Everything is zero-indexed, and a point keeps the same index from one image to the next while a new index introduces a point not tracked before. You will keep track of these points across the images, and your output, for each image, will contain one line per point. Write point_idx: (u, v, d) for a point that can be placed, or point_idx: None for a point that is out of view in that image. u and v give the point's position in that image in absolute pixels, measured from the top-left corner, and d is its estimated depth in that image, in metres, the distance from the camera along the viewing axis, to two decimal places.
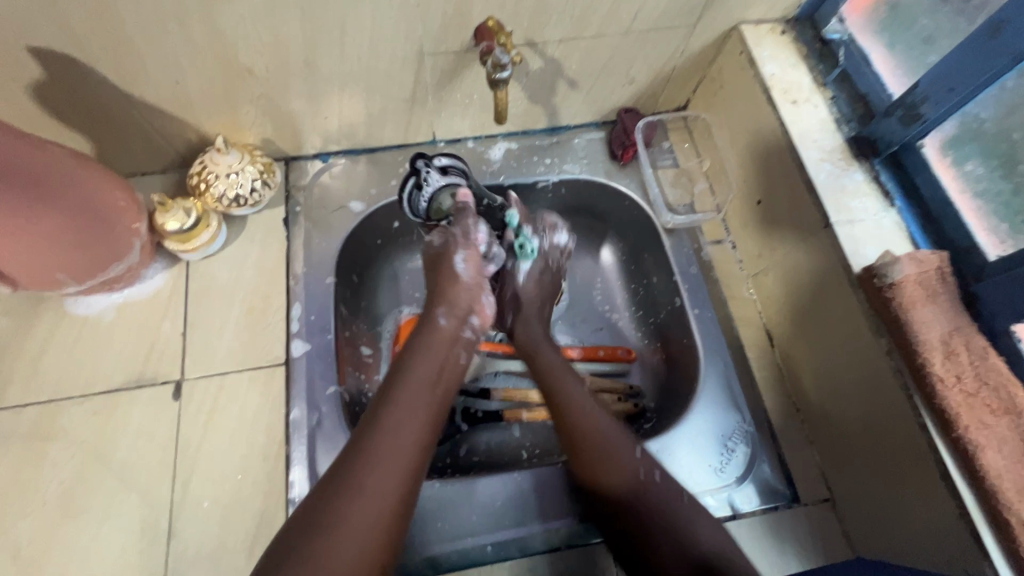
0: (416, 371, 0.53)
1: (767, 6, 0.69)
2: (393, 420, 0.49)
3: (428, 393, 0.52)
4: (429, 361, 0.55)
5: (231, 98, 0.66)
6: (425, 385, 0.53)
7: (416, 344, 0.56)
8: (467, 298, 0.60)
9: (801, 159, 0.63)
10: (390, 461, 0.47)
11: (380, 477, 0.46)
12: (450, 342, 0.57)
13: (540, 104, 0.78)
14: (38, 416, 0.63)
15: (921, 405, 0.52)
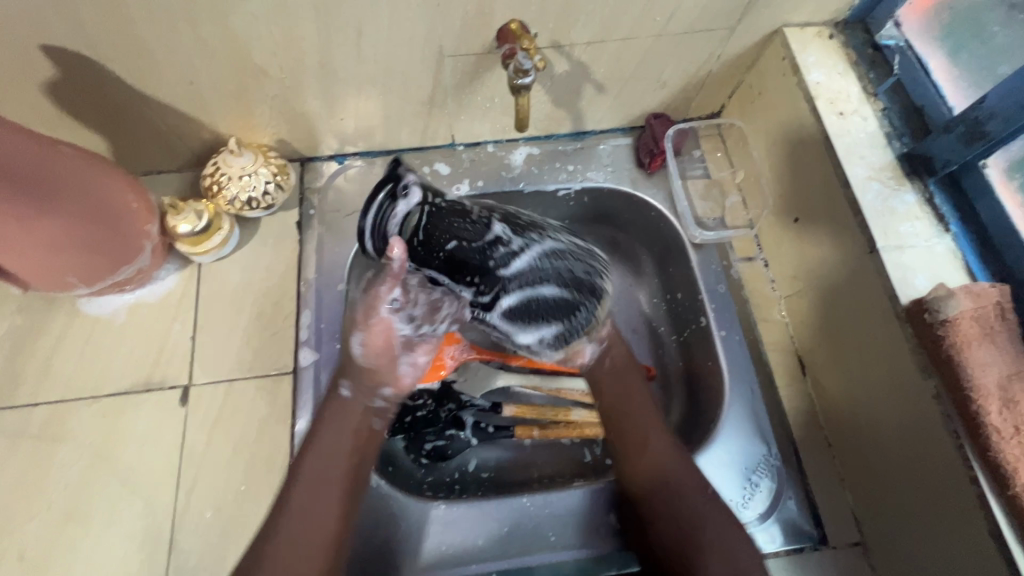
0: (325, 432, 0.57)
1: (815, 7, 0.63)
2: (298, 478, 0.55)
3: (347, 438, 0.57)
4: (338, 427, 0.58)
5: (245, 98, 0.64)
6: (337, 445, 0.57)
7: (325, 420, 0.58)
8: (386, 365, 0.61)
9: (847, 177, 0.58)
10: (311, 514, 0.54)
11: (304, 526, 0.53)
12: (354, 412, 0.59)
13: (564, 109, 0.74)
14: (47, 416, 0.63)
15: (971, 456, 0.48)
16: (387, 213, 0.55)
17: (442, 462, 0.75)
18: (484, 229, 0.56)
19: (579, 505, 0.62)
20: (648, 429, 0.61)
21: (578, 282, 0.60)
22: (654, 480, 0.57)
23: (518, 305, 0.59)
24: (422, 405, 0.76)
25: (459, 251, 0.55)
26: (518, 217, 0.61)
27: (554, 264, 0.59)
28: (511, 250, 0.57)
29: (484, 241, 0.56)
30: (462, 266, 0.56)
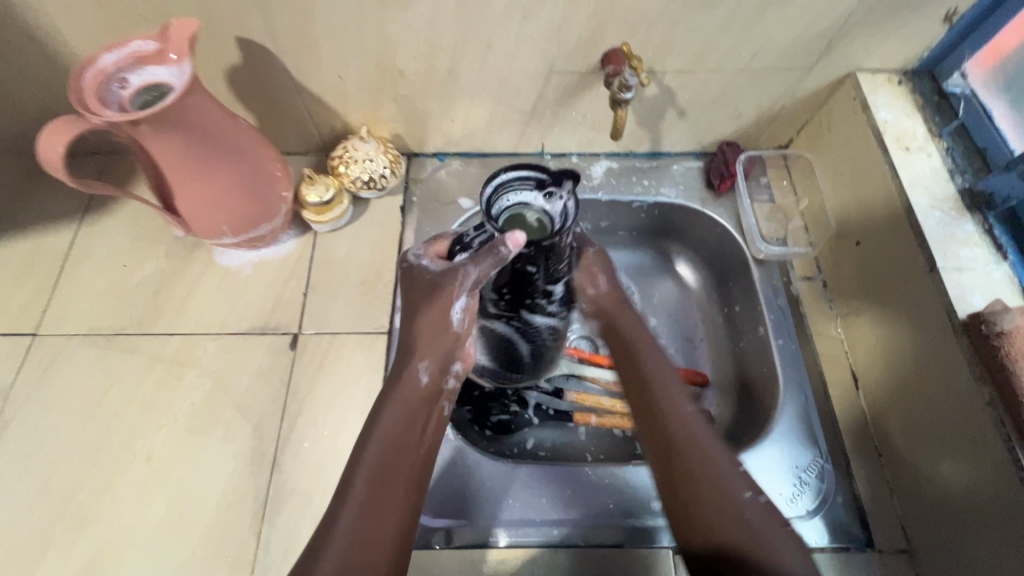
0: (388, 414, 0.54)
1: (887, 55, 0.71)
2: (363, 459, 0.52)
3: (416, 412, 0.55)
4: (398, 410, 0.55)
5: (379, 95, 0.76)
6: (394, 429, 0.54)
7: (389, 400, 0.55)
8: (451, 345, 0.56)
9: (910, 204, 0.64)
10: (376, 492, 0.50)
11: (374, 499, 0.50)
12: (428, 400, 0.56)
13: (646, 129, 0.83)
14: (180, 344, 0.73)
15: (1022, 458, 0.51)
16: (514, 191, 0.52)
17: (504, 437, 0.82)
18: (561, 266, 0.55)
19: (637, 480, 0.67)
20: (678, 416, 0.57)
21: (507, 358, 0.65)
22: (694, 468, 0.53)
23: (489, 338, 0.62)
24: (490, 381, 0.83)
25: (553, 244, 0.50)
26: (572, 277, 0.61)
27: (555, 328, 0.63)
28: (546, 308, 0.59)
29: (554, 279, 0.55)
30: (533, 277, 0.53)
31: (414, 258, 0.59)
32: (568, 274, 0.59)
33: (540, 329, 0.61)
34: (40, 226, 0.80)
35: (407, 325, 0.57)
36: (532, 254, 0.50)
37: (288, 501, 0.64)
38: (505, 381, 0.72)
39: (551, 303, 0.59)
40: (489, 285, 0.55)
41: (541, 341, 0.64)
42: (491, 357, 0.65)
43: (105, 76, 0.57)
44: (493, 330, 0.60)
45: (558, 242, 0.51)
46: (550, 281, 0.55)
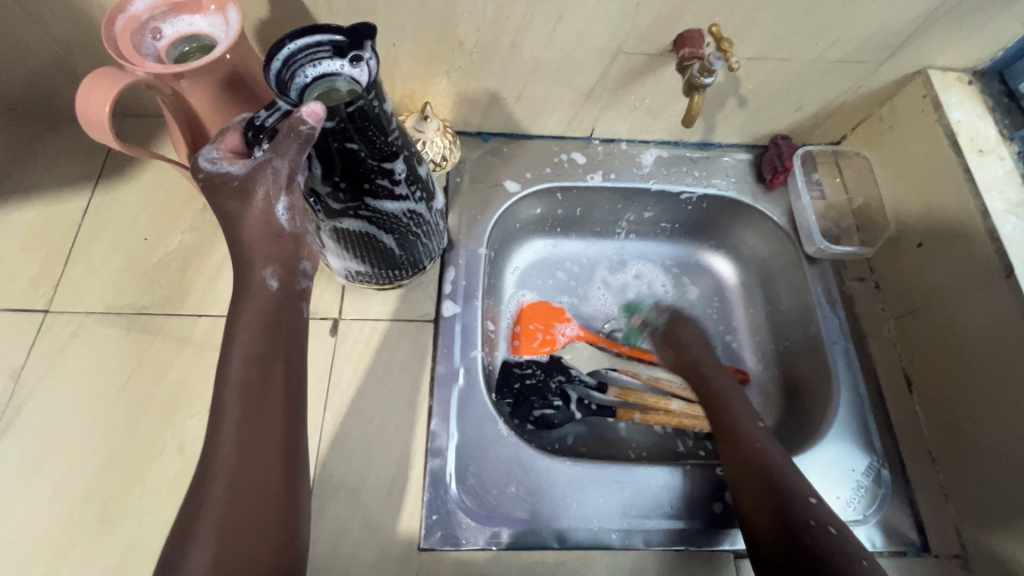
0: (248, 341, 0.48)
1: (961, 54, 0.69)
2: (231, 408, 0.47)
3: (269, 333, 0.49)
4: (249, 321, 0.48)
5: (432, 67, 0.70)
6: (259, 353, 0.48)
7: (234, 310, 0.49)
8: (294, 248, 0.50)
9: (985, 208, 0.63)
10: (252, 451, 0.46)
11: (246, 459, 0.46)
12: (271, 302, 0.49)
13: (702, 118, 0.80)
14: (211, 327, 0.68)
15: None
16: (313, 60, 0.47)
17: (544, 432, 0.79)
18: (389, 133, 0.50)
19: (695, 481, 0.65)
20: (755, 432, 0.66)
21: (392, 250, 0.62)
22: (758, 469, 0.61)
23: (358, 232, 0.57)
24: (531, 373, 0.81)
25: (372, 107, 0.46)
26: (411, 150, 0.55)
27: (412, 211, 0.59)
28: (393, 192, 0.55)
29: (388, 155, 0.51)
30: (359, 159, 0.49)
31: (209, 165, 0.47)
32: (399, 142, 0.52)
33: (396, 216, 0.58)
34: (50, 190, 0.73)
35: (234, 233, 0.48)
36: (341, 127, 0.46)
37: (331, 500, 0.60)
38: (387, 278, 0.68)
39: (397, 184, 0.54)
40: (318, 177, 0.50)
41: (400, 226, 0.59)
42: (363, 260, 0.63)
43: (138, 25, 0.50)
44: (345, 228, 0.57)
45: (377, 106, 0.47)
46: (381, 164, 0.51)
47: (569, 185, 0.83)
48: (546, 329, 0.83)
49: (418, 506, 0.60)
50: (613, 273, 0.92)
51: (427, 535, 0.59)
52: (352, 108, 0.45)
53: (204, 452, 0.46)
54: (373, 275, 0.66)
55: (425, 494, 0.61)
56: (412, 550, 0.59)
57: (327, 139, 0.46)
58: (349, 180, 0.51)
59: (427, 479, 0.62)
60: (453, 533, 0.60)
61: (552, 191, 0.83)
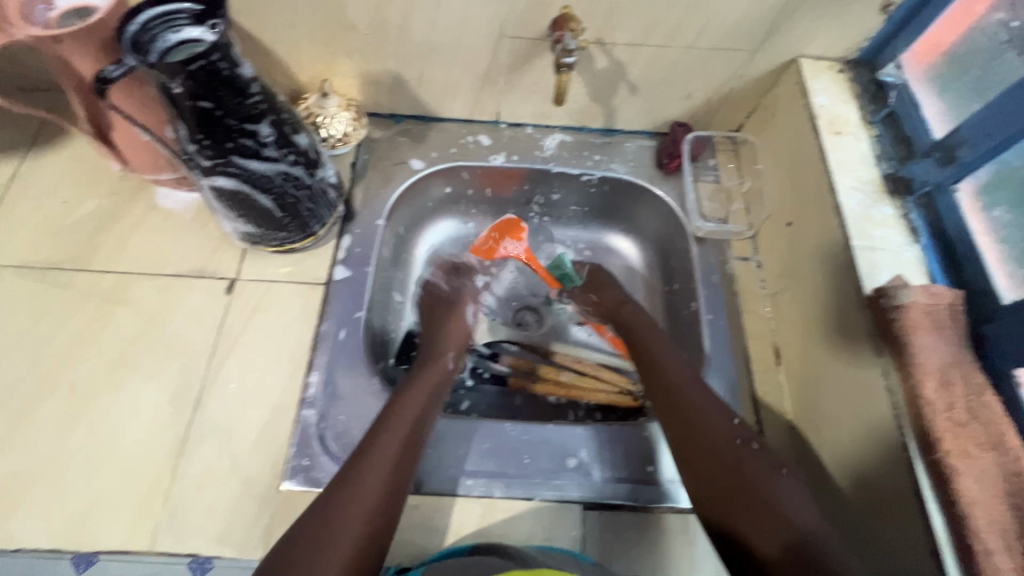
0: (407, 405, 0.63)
1: (828, 43, 0.73)
2: (371, 458, 0.56)
3: (416, 399, 0.64)
4: (422, 388, 0.66)
5: (333, 48, 0.76)
6: (414, 412, 0.62)
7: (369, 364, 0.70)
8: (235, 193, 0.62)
9: (834, 185, 0.66)
10: (378, 477, 0.55)
11: (364, 487, 0.54)
12: (441, 377, 0.70)
13: (599, 103, 0.85)
14: (116, 282, 0.73)
15: (904, 426, 0.53)
16: (171, 27, 0.51)
17: None
18: (246, 95, 0.54)
19: (555, 437, 0.68)
20: (705, 417, 0.61)
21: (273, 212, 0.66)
22: (730, 469, 0.56)
23: (234, 191, 0.62)
24: None
25: (219, 68, 0.51)
26: (282, 116, 0.60)
27: (287, 174, 0.63)
28: (259, 153, 0.59)
29: (247, 116, 0.56)
30: (215, 118, 0.54)
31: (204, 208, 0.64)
32: (262, 105, 0.56)
33: (270, 177, 0.62)
34: None
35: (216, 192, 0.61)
36: (189, 87, 0.50)
37: (205, 441, 0.65)
38: (278, 240, 0.72)
39: (263, 146, 0.59)
40: (183, 135, 0.55)
41: (276, 189, 0.63)
42: (247, 221, 0.67)
43: None
44: (220, 187, 0.61)
45: (223, 67, 0.51)
46: (241, 124, 0.56)
47: (473, 165, 0.87)
48: (498, 239, 0.87)
49: (286, 449, 0.65)
50: (525, 253, 0.96)
51: (289, 475, 0.63)
52: (194, 66, 0.49)
53: (355, 463, 0.56)
54: (264, 240, 0.70)
55: (294, 439, 0.65)
56: (274, 489, 0.63)
57: (179, 97, 0.51)
58: (211, 139, 0.55)
59: (298, 426, 0.66)
60: (313, 474, 0.64)
61: (457, 170, 0.88)
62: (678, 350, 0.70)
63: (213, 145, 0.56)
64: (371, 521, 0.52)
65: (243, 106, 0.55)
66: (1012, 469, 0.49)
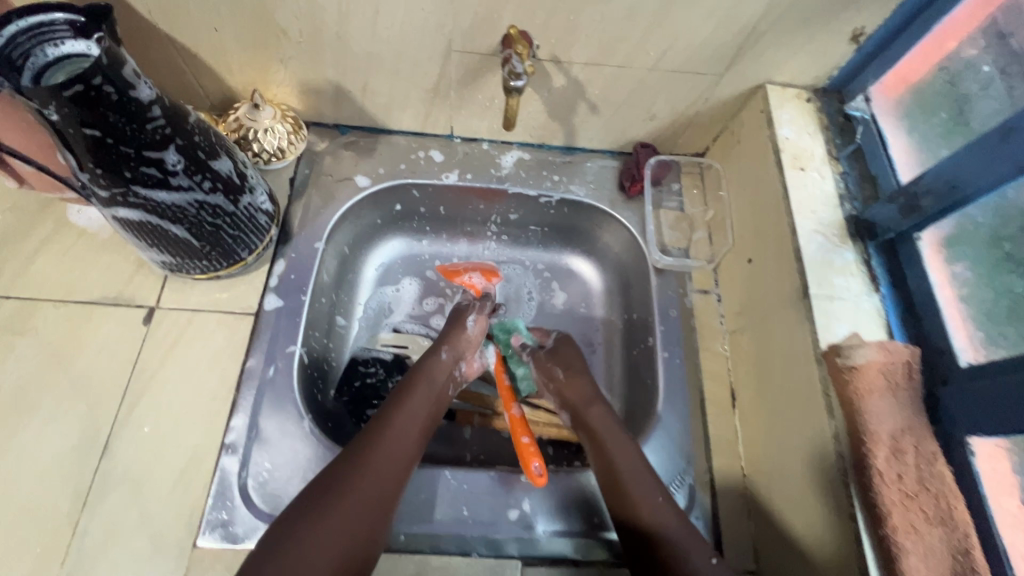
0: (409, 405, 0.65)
1: (796, 71, 0.69)
2: (379, 448, 0.59)
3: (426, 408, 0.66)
4: (426, 392, 0.67)
5: (264, 55, 0.69)
6: (418, 416, 0.64)
7: (420, 372, 0.69)
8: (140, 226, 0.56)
9: (795, 227, 0.63)
10: (384, 472, 0.57)
11: (376, 478, 0.57)
12: (445, 374, 0.71)
13: (558, 121, 0.80)
14: (16, 310, 0.66)
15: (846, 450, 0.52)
16: (53, 40, 0.45)
17: None
18: (143, 120, 0.48)
19: (498, 487, 0.65)
20: (618, 447, 0.63)
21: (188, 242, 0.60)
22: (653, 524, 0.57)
23: (141, 222, 0.55)
24: (374, 373, 0.81)
25: (104, 92, 0.44)
26: (193, 139, 0.53)
27: (202, 202, 0.57)
28: (165, 182, 0.53)
29: (147, 143, 0.49)
30: (108, 147, 0.47)
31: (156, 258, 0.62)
32: (165, 130, 0.50)
33: (180, 207, 0.56)
34: None
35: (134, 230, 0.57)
36: (69, 116, 0.44)
37: (112, 492, 0.59)
38: (198, 270, 0.65)
39: (171, 175, 0.53)
40: (72, 164, 0.49)
41: (188, 219, 0.57)
42: (159, 251, 0.60)
43: None
44: (122, 218, 0.54)
45: (111, 91, 0.44)
46: (140, 152, 0.49)
47: (424, 183, 0.82)
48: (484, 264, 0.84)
49: (203, 501, 0.60)
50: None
51: (205, 531, 0.58)
52: (72, 92, 0.42)
53: (359, 454, 0.58)
54: (182, 269, 0.64)
55: (211, 490, 0.60)
56: (187, 546, 0.58)
57: (60, 126, 0.44)
58: (106, 170, 0.49)
59: (216, 475, 0.61)
60: (232, 530, 0.59)
61: (406, 188, 0.82)
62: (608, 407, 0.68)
63: (107, 175, 0.49)
64: (379, 512, 0.55)
65: (139, 132, 0.48)
66: (957, 548, 0.47)
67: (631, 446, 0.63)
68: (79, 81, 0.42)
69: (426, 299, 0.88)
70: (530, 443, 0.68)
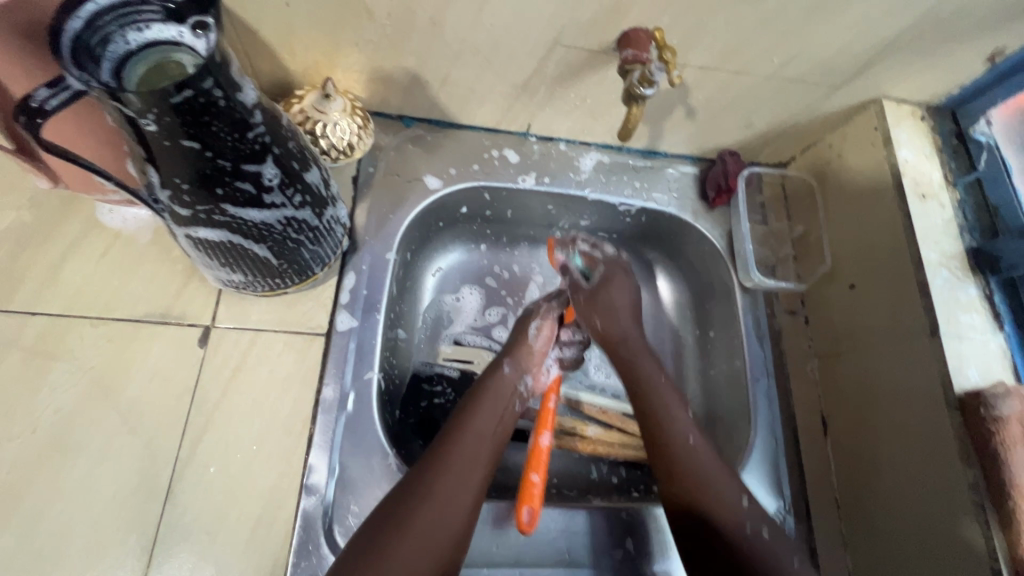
0: (473, 427, 0.58)
1: (917, 87, 0.65)
2: (439, 479, 0.53)
3: (493, 430, 0.59)
4: (493, 409, 0.61)
5: (338, 38, 0.59)
6: (487, 439, 0.58)
7: (484, 387, 0.63)
8: (228, 257, 0.51)
9: (920, 258, 0.60)
10: (452, 499, 0.52)
11: (439, 511, 0.51)
12: (512, 391, 0.64)
13: (649, 124, 0.73)
14: (45, 329, 0.56)
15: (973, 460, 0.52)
16: (137, 25, 0.36)
17: None
18: (245, 127, 0.42)
19: (597, 526, 0.61)
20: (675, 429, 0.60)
21: (268, 261, 0.54)
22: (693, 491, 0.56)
23: (222, 242, 0.49)
24: (440, 392, 0.74)
25: (212, 96, 0.38)
26: (288, 147, 0.48)
27: (290, 218, 0.51)
28: (257, 198, 0.47)
29: (247, 155, 0.43)
30: (205, 161, 0.41)
31: (222, 278, 0.56)
32: (265, 138, 0.44)
33: (268, 224, 0.49)
34: None
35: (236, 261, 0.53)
36: (169, 125, 0.37)
37: (181, 544, 0.52)
38: (270, 287, 0.58)
39: (265, 191, 0.47)
40: (154, 181, 0.42)
41: (273, 237, 0.51)
42: (234, 270, 0.54)
43: None
44: (202, 239, 0.48)
45: (219, 97, 0.38)
46: (237, 165, 0.43)
47: (498, 186, 0.74)
48: None
49: (286, 551, 0.53)
50: (540, 289, 0.84)
51: None
52: (179, 98, 0.36)
53: (423, 480, 0.52)
54: (251, 287, 0.57)
55: (294, 538, 0.54)
56: None
57: (154, 137, 0.38)
58: (197, 187, 0.43)
59: (297, 521, 0.54)
60: None
61: (478, 191, 0.75)
62: (654, 359, 0.68)
63: (193, 193, 0.43)
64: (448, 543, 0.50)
65: (235, 141, 0.42)
66: None
67: (698, 441, 0.60)
68: (186, 82, 0.36)
69: (488, 310, 0.82)
70: (537, 483, 0.60)
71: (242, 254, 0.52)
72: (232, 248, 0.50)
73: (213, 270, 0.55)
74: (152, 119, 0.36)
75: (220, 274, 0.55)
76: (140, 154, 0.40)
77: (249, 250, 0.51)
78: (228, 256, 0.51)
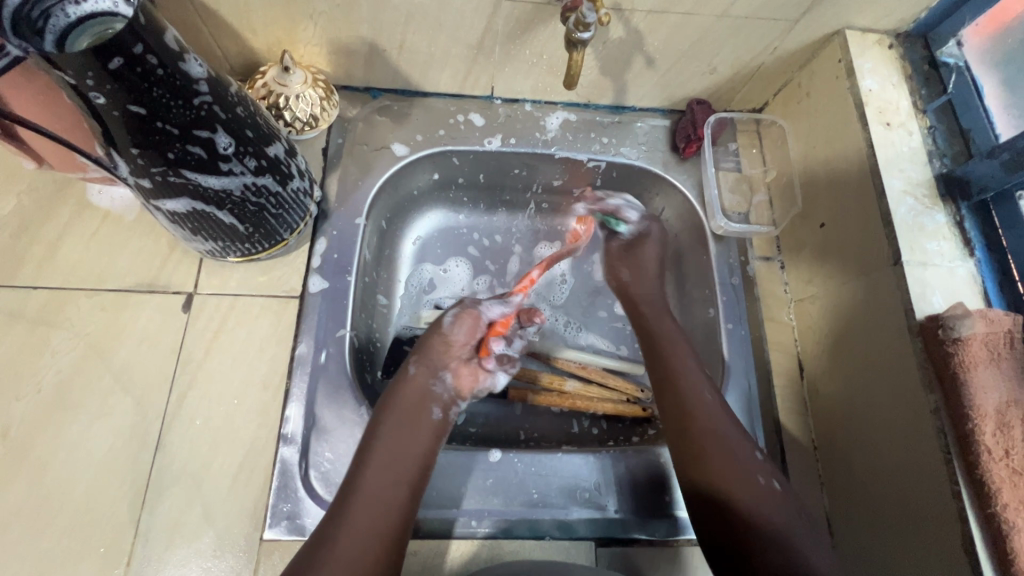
0: (372, 461, 0.55)
1: (881, 13, 0.63)
2: (349, 516, 0.51)
3: (400, 466, 0.55)
4: (403, 416, 0.59)
5: (291, 12, 0.62)
6: (396, 449, 0.56)
7: (391, 397, 0.60)
8: (195, 225, 0.55)
9: (883, 188, 0.58)
10: (365, 517, 0.51)
11: (355, 533, 0.50)
12: (424, 396, 0.61)
13: (610, 77, 0.73)
14: (45, 301, 0.62)
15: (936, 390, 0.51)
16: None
17: None
18: (189, 95, 0.45)
19: (563, 468, 0.62)
20: (677, 355, 0.64)
21: (236, 227, 0.57)
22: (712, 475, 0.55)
23: (189, 212, 0.53)
24: None
25: (146, 61, 0.41)
26: (237, 114, 0.50)
27: (251, 184, 0.54)
28: (212, 165, 0.50)
29: (193, 120, 0.46)
30: (152, 128, 0.44)
31: (203, 249, 0.60)
32: (212, 106, 0.47)
33: (229, 191, 0.53)
34: None
35: (205, 231, 0.56)
36: (113, 93, 0.41)
37: (170, 489, 0.57)
38: (245, 252, 0.62)
39: (221, 158, 0.50)
40: (116, 157, 0.46)
41: (236, 203, 0.54)
42: (205, 238, 0.58)
43: None
44: (171, 210, 0.52)
45: (154, 63, 0.41)
46: (186, 131, 0.46)
47: (465, 150, 0.76)
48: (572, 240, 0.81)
49: (266, 495, 0.57)
50: (521, 262, 0.84)
51: (271, 524, 0.56)
52: (115, 66, 0.39)
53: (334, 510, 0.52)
54: (227, 254, 0.62)
55: (274, 482, 0.58)
56: (256, 539, 0.56)
57: (104, 109, 0.41)
58: (152, 155, 0.46)
59: (277, 467, 0.58)
60: (299, 522, 0.57)
61: (446, 156, 0.76)
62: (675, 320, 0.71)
63: (151, 161, 0.47)
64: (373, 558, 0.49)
65: (179, 109, 0.45)
66: None
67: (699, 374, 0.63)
68: (116, 49, 0.39)
69: (473, 279, 0.83)
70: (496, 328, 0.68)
71: (211, 222, 0.55)
72: (199, 216, 0.54)
73: (189, 242, 0.59)
74: (97, 90, 0.40)
75: (206, 247, 0.60)
76: (96, 130, 0.44)
77: (216, 218, 0.55)
78: (199, 225, 0.55)
